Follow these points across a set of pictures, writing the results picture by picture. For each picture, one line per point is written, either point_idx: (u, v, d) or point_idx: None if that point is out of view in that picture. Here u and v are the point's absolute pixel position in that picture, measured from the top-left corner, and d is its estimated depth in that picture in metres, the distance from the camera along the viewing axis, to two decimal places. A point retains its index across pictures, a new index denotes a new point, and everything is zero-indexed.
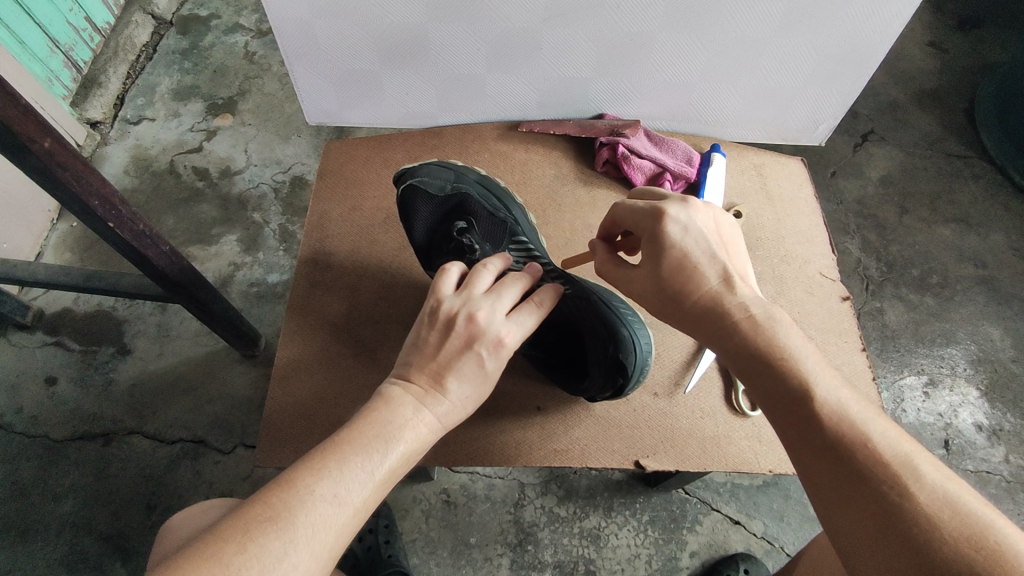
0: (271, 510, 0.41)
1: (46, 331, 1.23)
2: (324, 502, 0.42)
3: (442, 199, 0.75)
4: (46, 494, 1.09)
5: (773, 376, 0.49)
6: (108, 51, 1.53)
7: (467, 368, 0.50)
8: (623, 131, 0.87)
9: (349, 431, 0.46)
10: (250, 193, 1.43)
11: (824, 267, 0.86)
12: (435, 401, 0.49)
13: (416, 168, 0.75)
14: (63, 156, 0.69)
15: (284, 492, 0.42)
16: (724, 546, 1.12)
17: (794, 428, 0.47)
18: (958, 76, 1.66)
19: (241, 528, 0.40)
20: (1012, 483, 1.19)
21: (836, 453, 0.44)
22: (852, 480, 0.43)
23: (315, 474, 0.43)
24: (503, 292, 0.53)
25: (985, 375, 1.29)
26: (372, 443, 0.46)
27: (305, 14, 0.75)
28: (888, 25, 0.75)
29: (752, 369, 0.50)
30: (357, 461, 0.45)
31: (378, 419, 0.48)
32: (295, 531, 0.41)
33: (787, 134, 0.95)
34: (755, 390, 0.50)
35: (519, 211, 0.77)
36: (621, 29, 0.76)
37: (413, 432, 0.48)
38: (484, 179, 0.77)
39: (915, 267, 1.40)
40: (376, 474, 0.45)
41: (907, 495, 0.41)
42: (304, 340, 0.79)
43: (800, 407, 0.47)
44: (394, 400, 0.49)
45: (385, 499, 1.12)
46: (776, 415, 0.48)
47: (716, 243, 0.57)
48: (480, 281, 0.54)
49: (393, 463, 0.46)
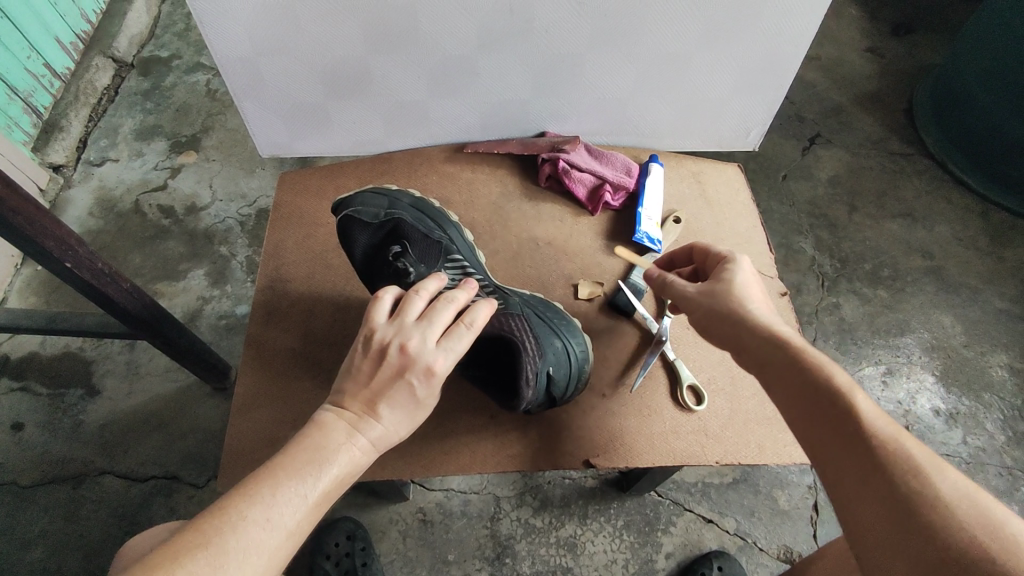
0: (202, 537, 0.43)
1: (12, 377, 1.23)
2: (256, 527, 0.44)
3: (377, 226, 0.78)
4: (16, 541, 1.08)
5: (800, 376, 0.51)
6: (69, 95, 1.55)
7: (399, 396, 0.53)
8: (562, 146, 0.90)
9: (284, 455, 0.48)
10: (216, 227, 1.44)
11: (763, 266, 0.90)
12: (368, 426, 0.52)
13: (349, 199, 0.78)
14: (15, 201, 0.71)
15: (216, 519, 0.44)
16: (698, 545, 1.14)
17: (830, 420, 0.49)
18: (896, 79, 1.75)
19: (169, 557, 0.41)
20: (971, 464, 1.23)
21: (874, 441, 0.46)
22: (888, 464, 0.45)
23: (248, 499, 0.45)
24: (435, 318, 0.56)
25: (939, 362, 1.33)
26: (306, 466, 0.48)
27: (248, 52, 0.79)
28: (799, 36, 0.81)
29: (791, 361, 0.52)
30: (291, 485, 0.47)
31: (312, 443, 0.50)
32: (225, 558, 0.42)
33: (721, 141, 1.01)
34: (785, 386, 0.52)
35: (454, 227, 0.82)
36: (551, 52, 0.81)
37: (346, 456, 0.50)
38: (418, 202, 0.81)
39: (867, 262, 1.46)
40: (310, 498, 0.47)
41: (940, 486, 0.44)
42: (262, 369, 0.81)
43: (841, 398, 0.49)
44: (327, 426, 0.51)
45: (360, 521, 1.12)
46: (812, 407, 0.50)
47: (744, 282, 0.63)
48: (412, 307, 0.57)
49: (327, 485, 0.48)
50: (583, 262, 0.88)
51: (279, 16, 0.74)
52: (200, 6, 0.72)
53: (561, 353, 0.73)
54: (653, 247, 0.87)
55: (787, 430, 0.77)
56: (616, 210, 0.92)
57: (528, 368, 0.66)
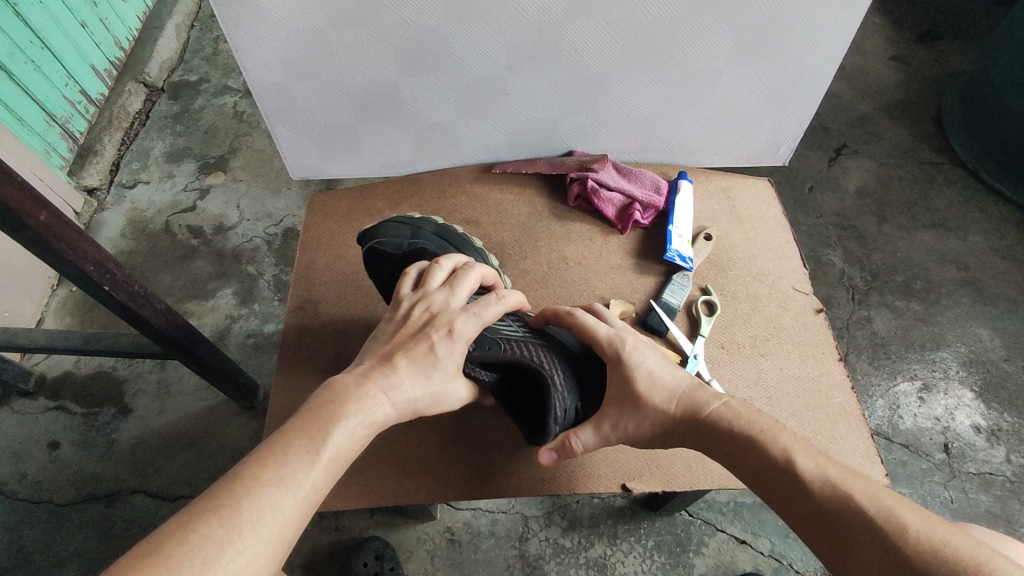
0: (216, 501, 0.44)
1: (48, 397, 1.25)
2: (270, 486, 0.46)
3: (400, 256, 0.78)
4: (51, 559, 1.09)
5: (755, 454, 0.59)
6: (103, 120, 1.59)
7: (419, 351, 0.59)
8: (591, 166, 0.91)
9: (293, 421, 0.51)
10: (244, 247, 1.47)
11: (797, 282, 0.89)
12: (384, 377, 0.57)
13: (376, 229, 0.79)
14: (58, 227, 0.73)
15: (230, 483, 0.46)
16: (732, 566, 1.11)
17: (784, 502, 0.56)
18: (923, 87, 1.72)
19: (185, 522, 0.43)
20: (1016, 483, 1.19)
21: (826, 514, 0.52)
22: (840, 536, 0.51)
23: (260, 463, 0.47)
24: (458, 286, 0.64)
25: (978, 376, 1.29)
26: (315, 426, 0.51)
27: (282, 79, 0.81)
28: (830, 51, 0.81)
29: (735, 448, 0.61)
30: (301, 444, 0.49)
31: (321, 406, 0.52)
32: (238, 517, 0.44)
33: (751, 156, 1.00)
34: (740, 471, 0.60)
35: (476, 252, 0.83)
36: (580, 72, 0.82)
37: (355, 408, 0.53)
38: (440, 229, 0.82)
39: (899, 274, 1.43)
40: (322, 455, 0.50)
41: (894, 542, 0.48)
42: (295, 389, 0.81)
43: (783, 476, 0.56)
44: (339, 383, 0.55)
45: (388, 541, 1.12)
46: (767, 489, 0.58)
47: (667, 364, 0.67)
48: (435, 277, 0.65)
49: (337, 442, 0.51)
50: (614, 280, 0.88)
51: (313, 43, 0.75)
52: (237, 34, 0.74)
53: (589, 383, 0.73)
54: (686, 265, 0.86)
55: (827, 451, 0.75)
56: (645, 228, 0.91)
57: (556, 406, 0.66)
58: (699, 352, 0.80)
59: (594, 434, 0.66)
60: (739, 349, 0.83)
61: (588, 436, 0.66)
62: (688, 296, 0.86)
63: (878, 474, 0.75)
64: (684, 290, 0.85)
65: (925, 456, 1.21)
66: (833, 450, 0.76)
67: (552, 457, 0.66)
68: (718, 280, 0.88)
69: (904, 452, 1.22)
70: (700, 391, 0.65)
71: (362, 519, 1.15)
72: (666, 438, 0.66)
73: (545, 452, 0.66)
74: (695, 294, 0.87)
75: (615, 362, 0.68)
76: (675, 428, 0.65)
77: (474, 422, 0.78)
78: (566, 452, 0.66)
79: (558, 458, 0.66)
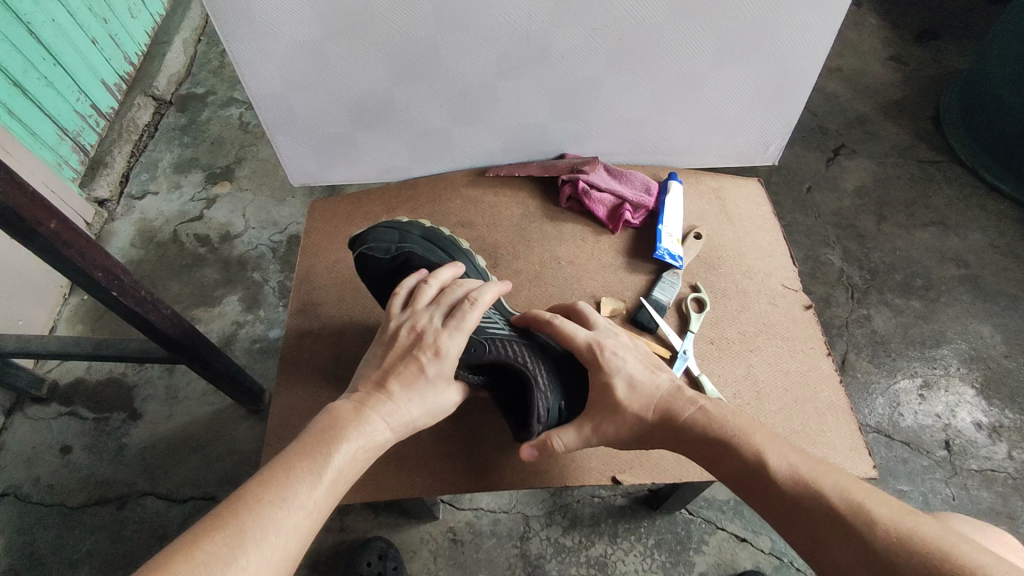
0: (221, 520, 0.47)
1: (60, 402, 1.29)
2: (273, 507, 0.48)
3: (389, 260, 0.80)
4: (63, 561, 1.12)
5: (732, 457, 0.60)
6: (113, 132, 1.63)
7: (409, 372, 0.63)
8: (582, 168, 0.93)
9: (295, 447, 0.54)
10: (250, 254, 1.50)
11: (787, 279, 0.90)
12: (380, 400, 0.61)
13: (365, 234, 0.81)
14: (68, 235, 0.76)
15: (235, 504, 0.48)
16: (732, 565, 1.12)
17: (761, 501, 0.57)
18: (921, 86, 1.73)
19: (191, 540, 0.45)
20: (1018, 479, 1.18)
21: (799, 511, 0.54)
22: (812, 533, 0.53)
23: (264, 485, 0.50)
24: (441, 303, 0.67)
25: (979, 373, 1.29)
26: (317, 450, 0.54)
27: (279, 89, 0.83)
28: (813, 52, 0.83)
29: (712, 452, 0.62)
30: (304, 466, 0.52)
31: (321, 431, 0.56)
32: (242, 535, 0.46)
33: (741, 156, 1.02)
34: (719, 473, 0.62)
35: (464, 256, 0.84)
36: (569, 77, 0.84)
37: (357, 430, 0.57)
38: (429, 233, 0.84)
39: (898, 272, 1.43)
40: (323, 476, 0.52)
41: (867, 539, 0.50)
42: (296, 389, 0.83)
43: (756, 477, 0.58)
44: (338, 410, 0.59)
45: (390, 540, 1.13)
46: (743, 488, 0.59)
47: (646, 368, 0.70)
48: (422, 296, 0.69)
49: (337, 463, 0.54)
50: (605, 280, 0.89)
51: (309, 52, 0.78)
52: (236, 46, 0.77)
53: (572, 381, 0.74)
54: (675, 264, 0.88)
55: (816, 444, 0.76)
56: (636, 228, 0.93)
57: (539, 406, 0.68)
58: (687, 348, 0.81)
59: (576, 435, 0.67)
60: (729, 346, 0.84)
61: (571, 437, 0.67)
62: (678, 293, 0.88)
63: (865, 466, 0.76)
64: (673, 287, 0.86)
65: (926, 453, 1.21)
66: (823, 443, 0.77)
67: (533, 454, 0.67)
68: (707, 278, 0.90)
69: (905, 449, 1.22)
70: (677, 395, 0.67)
71: (365, 519, 1.16)
72: (646, 440, 0.67)
73: (523, 448, 0.67)
74: (685, 291, 0.89)
75: (594, 364, 0.69)
76: (654, 429, 0.66)
77: (466, 420, 0.80)
78: (547, 451, 0.67)
79: (538, 453, 0.67)
